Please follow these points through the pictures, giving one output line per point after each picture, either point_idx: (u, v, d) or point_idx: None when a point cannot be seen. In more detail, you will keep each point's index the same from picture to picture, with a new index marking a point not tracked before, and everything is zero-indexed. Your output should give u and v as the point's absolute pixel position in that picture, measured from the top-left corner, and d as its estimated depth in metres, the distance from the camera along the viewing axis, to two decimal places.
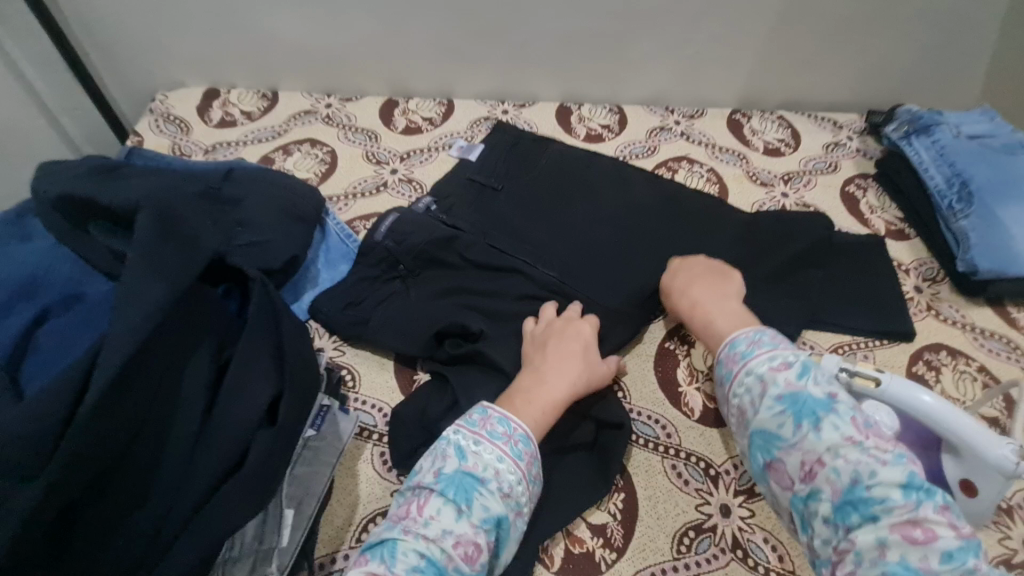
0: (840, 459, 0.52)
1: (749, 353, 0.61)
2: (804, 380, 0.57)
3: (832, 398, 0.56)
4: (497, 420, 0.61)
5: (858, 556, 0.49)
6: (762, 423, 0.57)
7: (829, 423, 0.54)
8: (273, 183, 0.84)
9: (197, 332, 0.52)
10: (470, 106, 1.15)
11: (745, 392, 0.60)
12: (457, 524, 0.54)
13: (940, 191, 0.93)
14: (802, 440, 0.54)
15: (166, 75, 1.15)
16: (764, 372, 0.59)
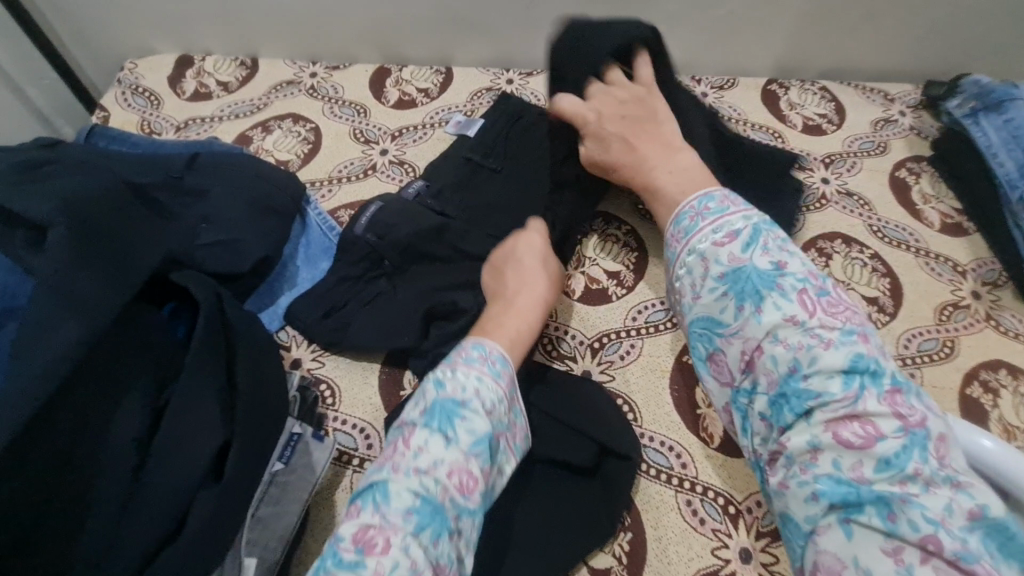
0: (776, 345, 0.46)
1: (698, 227, 0.54)
2: (749, 252, 0.50)
3: (780, 269, 0.49)
4: (472, 346, 0.57)
5: (790, 454, 0.45)
6: (702, 308, 0.51)
7: (770, 302, 0.47)
8: (243, 169, 0.73)
9: (133, 367, 0.50)
10: (471, 75, 1.03)
11: (686, 273, 0.53)
12: (448, 451, 0.49)
13: (1010, 180, 0.80)
14: (742, 325, 0.48)
15: (135, 40, 1.04)
16: (706, 249, 0.52)
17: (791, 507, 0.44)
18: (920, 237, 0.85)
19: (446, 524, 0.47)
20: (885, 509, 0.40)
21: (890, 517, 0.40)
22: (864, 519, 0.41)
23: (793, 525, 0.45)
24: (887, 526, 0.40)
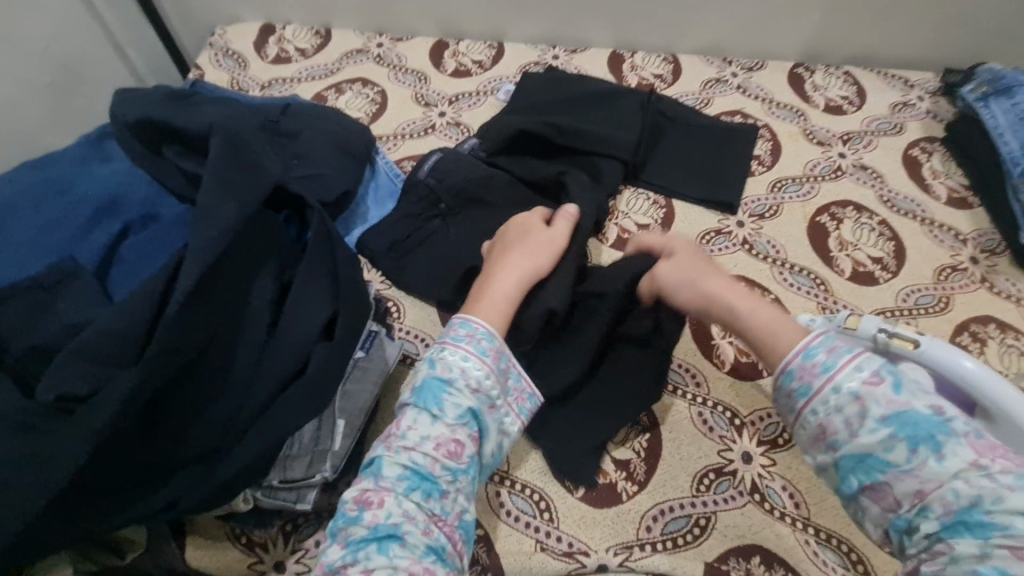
0: (961, 483, 0.46)
1: (831, 362, 0.53)
2: (904, 395, 0.50)
3: (938, 414, 0.49)
4: (459, 325, 0.63)
5: (951, 558, 0.45)
6: (861, 446, 0.50)
7: (951, 450, 0.47)
8: (326, 119, 0.86)
9: (263, 251, 0.57)
10: (520, 50, 1.13)
11: (836, 412, 0.52)
12: (434, 428, 0.57)
13: (1013, 157, 0.88)
14: (919, 468, 0.48)
15: (225, 9, 1.17)
16: (856, 388, 0.51)
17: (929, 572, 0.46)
18: (927, 208, 0.93)
19: (437, 485, 0.55)
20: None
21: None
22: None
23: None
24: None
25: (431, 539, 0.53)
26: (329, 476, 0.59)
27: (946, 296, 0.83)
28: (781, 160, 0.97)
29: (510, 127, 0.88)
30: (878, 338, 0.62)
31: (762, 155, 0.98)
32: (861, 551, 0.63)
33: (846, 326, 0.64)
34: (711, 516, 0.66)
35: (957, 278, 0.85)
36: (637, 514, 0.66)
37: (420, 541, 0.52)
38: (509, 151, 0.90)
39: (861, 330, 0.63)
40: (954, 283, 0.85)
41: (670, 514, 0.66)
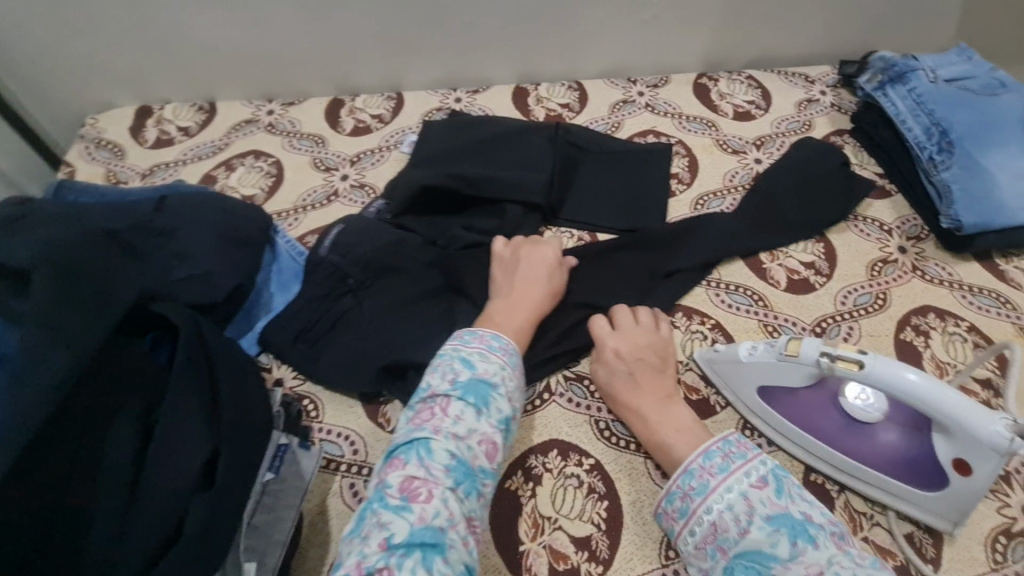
0: (838, 567, 0.46)
1: (726, 471, 0.55)
2: (784, 498, 0.52)
3: (811, 518, 0.51)
4: (492, 335, 0.62)
5: None
6: (749, 543, 0.50)
7: (823, 542, 0.49)
8: (209, 205, 0.77)
9: (120, 394, 0.50)
10: (420, 97, 1.08)
11: (725, 508, 0.53)
12: (480, 425, 0.55)
13: (919, 141, 0.88)
14: (800, 555, 0.48)
15: (94, 96, 1.08)
16: (745, 489, 0.53)
17: None
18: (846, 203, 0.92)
19: (476, 484, 0.52)
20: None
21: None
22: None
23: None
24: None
25: (470, 553, 0.49)
26: None
27: (882, 291, 0.82)
28: (699, 176, 0.95)
29: (415, 186, 0.82)
30: (820, 362, 0.59)
31: (680, 173, 0.96)
32: None
33: (787, 353, 0.62)
34: None
35: (888, 271, 0.84)
36: None
37: (460, 556, 0.47)
38: (419, 210, 0.84)
39: (803, 356, 0.61)
40: (887, 276, 0.83)
41: None
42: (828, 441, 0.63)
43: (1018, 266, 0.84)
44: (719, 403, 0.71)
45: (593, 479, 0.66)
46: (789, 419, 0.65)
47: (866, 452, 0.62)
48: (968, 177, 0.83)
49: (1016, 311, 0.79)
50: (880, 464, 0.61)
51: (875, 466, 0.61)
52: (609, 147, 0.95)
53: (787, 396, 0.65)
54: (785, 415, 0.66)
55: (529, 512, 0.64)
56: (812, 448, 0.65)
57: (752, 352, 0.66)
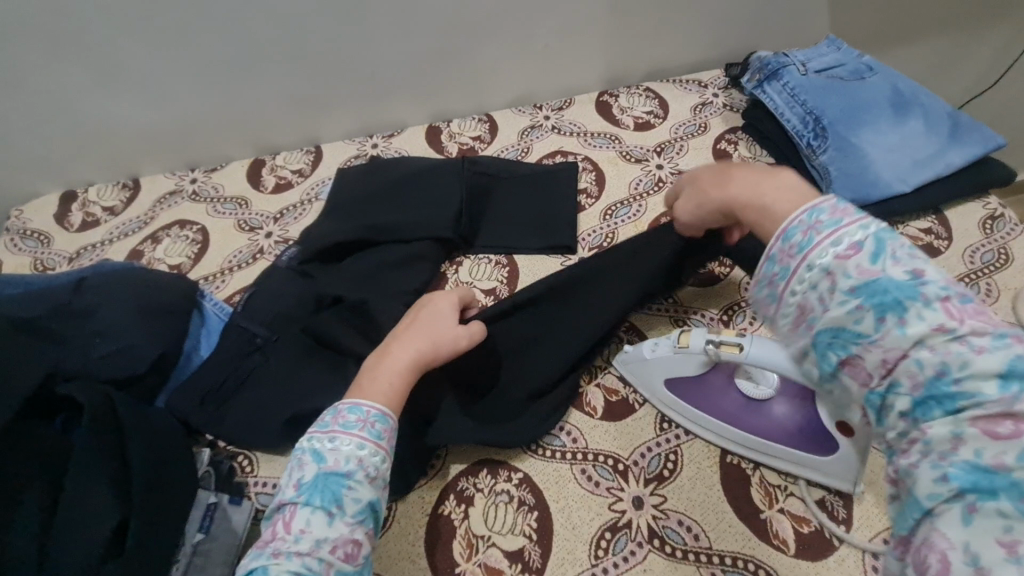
0: (923, 349, 0.41)
1: (819, 233, 0.46)
2: (879, 263, 0.44)
3: (917, 278, 0.43)
4: (348, 410, 0.58)
5: (927, 441, 0.40)
6: (831, 320, 0.44)
7: (913, 312, 0.42)
8: (127, 280, 0.80)
9: (24, 480, 0.51)
10: (339, 148, 1.13)
11: (808, 289, 0.46)
12: (331, 528, 0.51)
13: (798, 131, 0.95)
14: (883, 334, 0.42)
15: (18, 188, 1.11)
16: (832, 263, 0.45)
17: (916, 484, 0.40)
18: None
19: None
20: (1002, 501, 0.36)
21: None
22: (995, 505, 0.36)
23: (914, 500, 0.39)
24: (1021, 510, 0.35)
25: None
26: None
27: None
28: (606, 188, 1.01)
29: (330, 240, 0.88)
30: (707, 350, 0.65)
31: (588, 187, 1.01)
32: (767, 565, 0.62)
33: (680, 345, 0.68)
34: None
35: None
36: None
37: None
38: (338, 257, 0.89)
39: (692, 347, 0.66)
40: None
41: None
42: (733, 422, 0.68)
43: (904, 231, 0.90)
44: (637, 398, 0.75)
45: (523, 492, 0.68)
46: (698, 408, 0.70)
47: (765, 427, 0.66)
48: (841, 158, 0.89)
49: None
50: (783, 436, 0.66)
51: (779, 439, 0.66)
52: (518, 170, 1.00)
53: (689, 387, 0.70)
54: (693, 404, 0.70)
55: (464, 533, 0.66)
56: (721, 432, 0.69)
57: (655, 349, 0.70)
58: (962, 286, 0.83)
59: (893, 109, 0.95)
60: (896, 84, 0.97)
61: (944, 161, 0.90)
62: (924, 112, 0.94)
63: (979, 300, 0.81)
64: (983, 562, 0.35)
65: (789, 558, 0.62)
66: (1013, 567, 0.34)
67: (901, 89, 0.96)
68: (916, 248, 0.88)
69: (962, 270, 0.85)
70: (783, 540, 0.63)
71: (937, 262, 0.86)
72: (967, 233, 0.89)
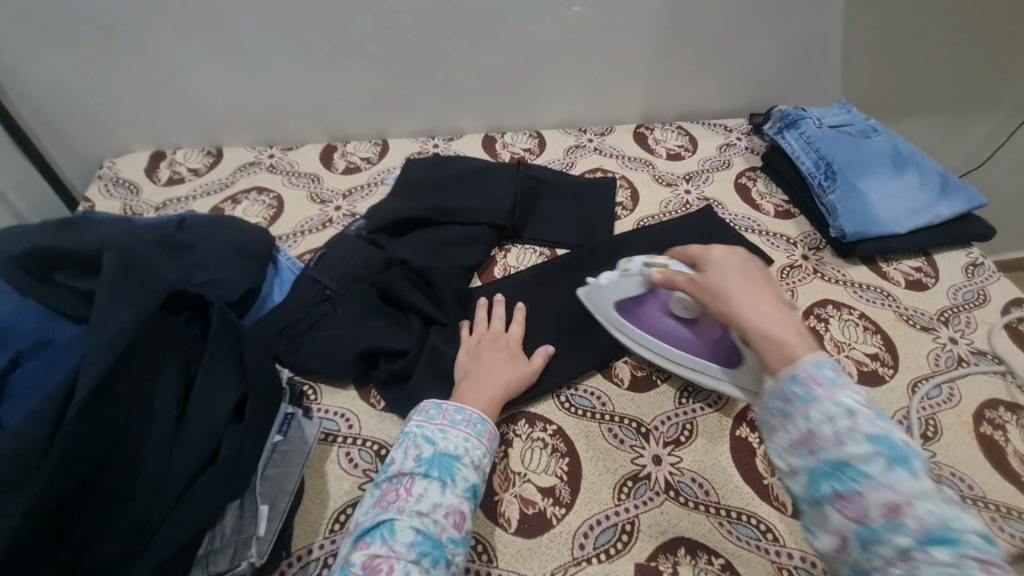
0: (929, 502, 0.44)
1: (827, 380, 0.51)
2: (885, 421, 0.49)
3: (869, 441, 0.47)
4: (454, 409, 0.71)
5: (922, 562, 0.42)
6: (846, 454, 0.47)
7: (900, 474, 0.45)
8: (221, 224, 0.91)
9: (164, 351, 0.61)
10: (404, 144, 1.27)
11: (825, 419, 0.49)
12: (444, 497, 0.62)
13: (811, 172, 1.09)
14: (897, 483, 0.45)
15: (113, 143, 1.23)
16: (849, 404, 0.49)
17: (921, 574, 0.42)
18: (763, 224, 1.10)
19: (444, 554, 0.58)
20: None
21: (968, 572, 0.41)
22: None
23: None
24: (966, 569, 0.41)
25: None
26: (256, 562, 0.60)
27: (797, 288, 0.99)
28: (640, 204, 1.14)
29: (399, 214, 0.99)
30: (642, 269, 0.79)
31: (623, 201, 1.14)
32: (767, 520, 0.71)
33: (624, 270, 0.81)
34: (634, 520, 0.71)
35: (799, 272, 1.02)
36: (569, 534, 0.70)
37: None
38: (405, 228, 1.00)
39: (632, 269, 0.80)
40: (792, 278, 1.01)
41: (599, 526, 0.70)
42: (668, 340, 0.81)
43: (898, 267, 1.03)
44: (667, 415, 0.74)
45: (557, 441, 0.78)
46: (643, 330, 0.83)
47: (689, 344, 0.80)
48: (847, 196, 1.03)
49: (896, 301, 0.97)
50: (706, 354, 0.79)
51: (703, 356, 0.79)
52: (568, 180, 1.14)
53: (638, 311, 0.84)
54: (636, 325, 0.84)
55: (503, 469, 0.75)
56: (654, 347, 0.83)
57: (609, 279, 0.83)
58: (945, 316, 0.95)
59: (893, 163, 1.09)
60: (896, 144, 1.11)
61: (935, 211, 1.04)
62: (919, 169, 1.08)
63: (960, 329, 0.93)
64: None
65: (786, 517, 0.71)
66: None
67: (901, 149, 1.11)
68: (907, 281, 1.01)
69: (946, 303, 0.97)
70: (782, 502, 0.72)
71: (925, 295, 0.99)
72: (952, 274, 1.02)
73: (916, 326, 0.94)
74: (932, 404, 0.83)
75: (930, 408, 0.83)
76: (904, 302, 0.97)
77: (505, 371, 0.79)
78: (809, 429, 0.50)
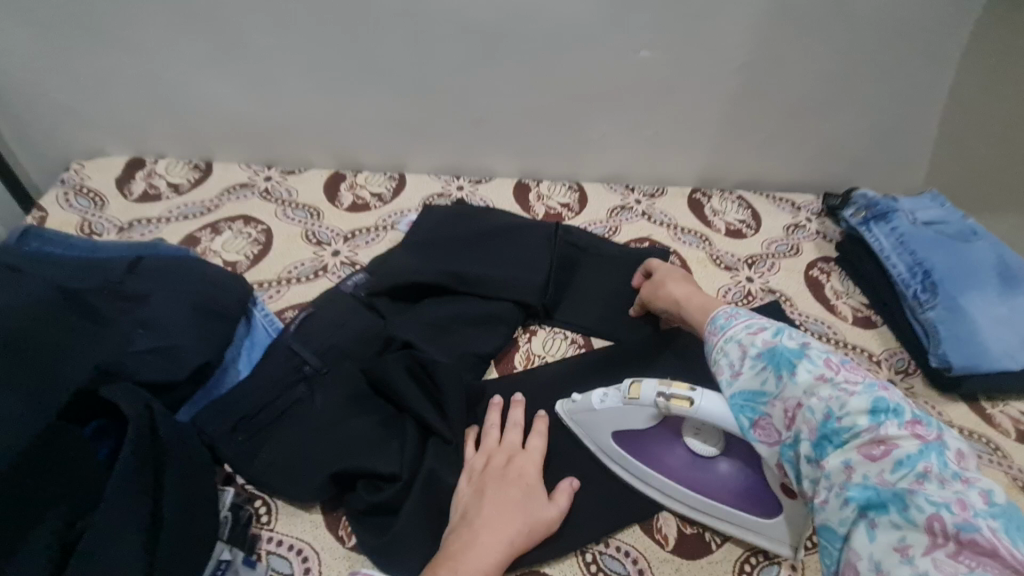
0: (813, 398, 0.51)
1: (739, 322, 0.59)
2: (779, 336, 0.56)
3: (804, 346, 0.54)
4: None
5: (829, 476, 0.49)
6: (744, 383, 0.55)
7: (803, 366, 0.52)
8: (185, 267, 0.70)
9: (55, 486, 0.50)
10: (423, 181, 1.09)
11: (724, 358, 0.58)
12: None
13: (904, 279, 0.90)
14: (782, 390, 0.53)
15: (85, 144, 1.06)
16: (742, 338, 0.57)
17: (827, 519, 0.49)
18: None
19: None
20: (933, 504, 0.44)
21: (904, 507, 0.45)
22: (888, 517, 0.45)
23: (830, 531, 0.49)
24: (908, 518, 0.44)
25: None
26: None
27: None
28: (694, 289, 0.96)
29: (403, 280, 0.80)
30: (656, 401, 0.61)
31: None
32: None
33: (629, 396, 0.63)
34: None
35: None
36: None
37: None
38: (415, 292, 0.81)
39: (643, 397, 0.62)
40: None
41: None
42: (680, 479, 0.65)
43: (1004, 410, 0.84)
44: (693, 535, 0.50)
45: None
46: (647, 465, 0.66)
47: (713, 487, 0.64)
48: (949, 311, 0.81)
49: (1007, 459, 0.78)
50: (727, 497, 0.63)
51: (724, 501, 0.63)
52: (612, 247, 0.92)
53: (644, 444, 0.66)
54: (637, 458, 0.67)
55: None
56: (664, 487, 0.66)
57: (603, 400, 0.66)
58: None
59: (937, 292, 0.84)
60: (1004, 254, 0.89)
61: None
62: None
63: None
64: (885, 566, 0.44)
65: None
66: (905, 565, 0.43)
67: (1010, 261, 0.89)
68: (1017, 431, 0.82)
69: None
70: None
71: None
72: None
73: None
74: None
75: None
76: (1017, 461, 0.78)
77: (514, 514, 0.59)
78: (727, 365, 0.57)
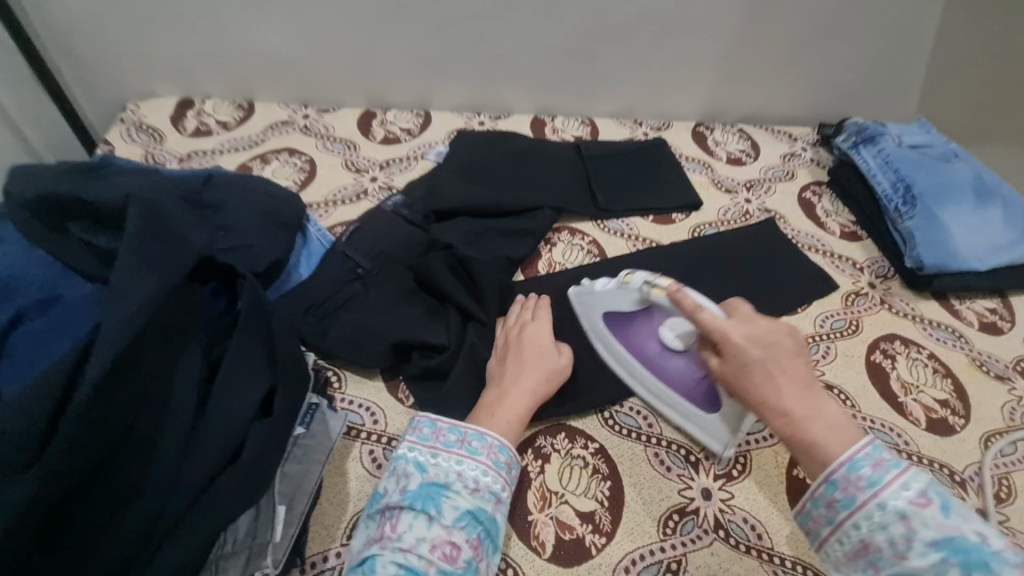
0: (956, 554, 0.45)
1: (879, 477, 0.50)
2: (953, 518, 0.47)
3: (951, 529, 0.47)
4: (449, 429, 0.64)
5: None
6: (910, 568, 0.47)
7: (955, 545, 0.46)
8: (251, 183, 0.78)
9: (191, 330, 0.54)
10: (447, 118, 1.18)
11: (879, 529, 0.49)
12: (429, 530, 0.55)
13: (887, 194, 1.01)
14: (914, 551, 0.47)
15: (139, 86, 1.16)
16: (901, 507, 0.48)
17: None
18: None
19: None
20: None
21: None
22: None
23: None
24: None
25: None
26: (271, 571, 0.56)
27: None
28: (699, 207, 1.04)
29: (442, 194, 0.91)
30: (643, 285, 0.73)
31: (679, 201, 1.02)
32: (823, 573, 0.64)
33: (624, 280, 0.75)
34: (681, 558, 0.64)
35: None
36: (608, 567, 0.64)
37: None
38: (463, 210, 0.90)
39: (633, 282, 0.74)
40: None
41: (641, 562, 0.64)
42: (645, 364, 0.74)
43: (970, 306, 0.95)
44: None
45: (598, 460, 0.72)
46: (621, 345, 0.77)
47: (671, 375, 0.73)
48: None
49: (969, 343, 0.90)
50: (682, 389, 0.72)
51: (679, 391, 0.72)
52: (626, 169, 1.04)
53: (628, 327, 0.76)
54: (615, 338, 0.77)
55: (538, 486, 0.69)
56: (628, 365, 0.76)
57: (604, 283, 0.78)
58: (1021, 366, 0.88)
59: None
60: (980, 173, 1.01)
61: (1016, 252, 0.95)
62: (1003, 202, 0.99)
63: None
64: None
65: None
66: None
67: (985, 178, 1.01)
68: (980, 322, 0.93)
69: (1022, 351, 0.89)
70: None
71: (1000, 340, 0.91)
72: None
73: (990, 373, 0.86)
74: (1005, 462, 0.76)
75: (1004, 465, 0.76)
76: (978, 345, 0.90)
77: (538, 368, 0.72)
78: (862, 536, 0.50)
